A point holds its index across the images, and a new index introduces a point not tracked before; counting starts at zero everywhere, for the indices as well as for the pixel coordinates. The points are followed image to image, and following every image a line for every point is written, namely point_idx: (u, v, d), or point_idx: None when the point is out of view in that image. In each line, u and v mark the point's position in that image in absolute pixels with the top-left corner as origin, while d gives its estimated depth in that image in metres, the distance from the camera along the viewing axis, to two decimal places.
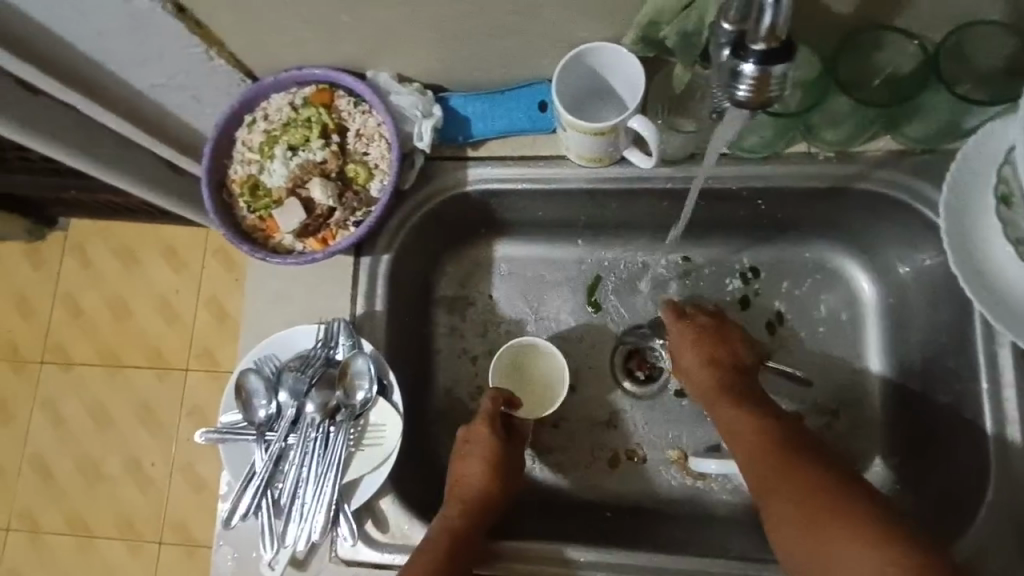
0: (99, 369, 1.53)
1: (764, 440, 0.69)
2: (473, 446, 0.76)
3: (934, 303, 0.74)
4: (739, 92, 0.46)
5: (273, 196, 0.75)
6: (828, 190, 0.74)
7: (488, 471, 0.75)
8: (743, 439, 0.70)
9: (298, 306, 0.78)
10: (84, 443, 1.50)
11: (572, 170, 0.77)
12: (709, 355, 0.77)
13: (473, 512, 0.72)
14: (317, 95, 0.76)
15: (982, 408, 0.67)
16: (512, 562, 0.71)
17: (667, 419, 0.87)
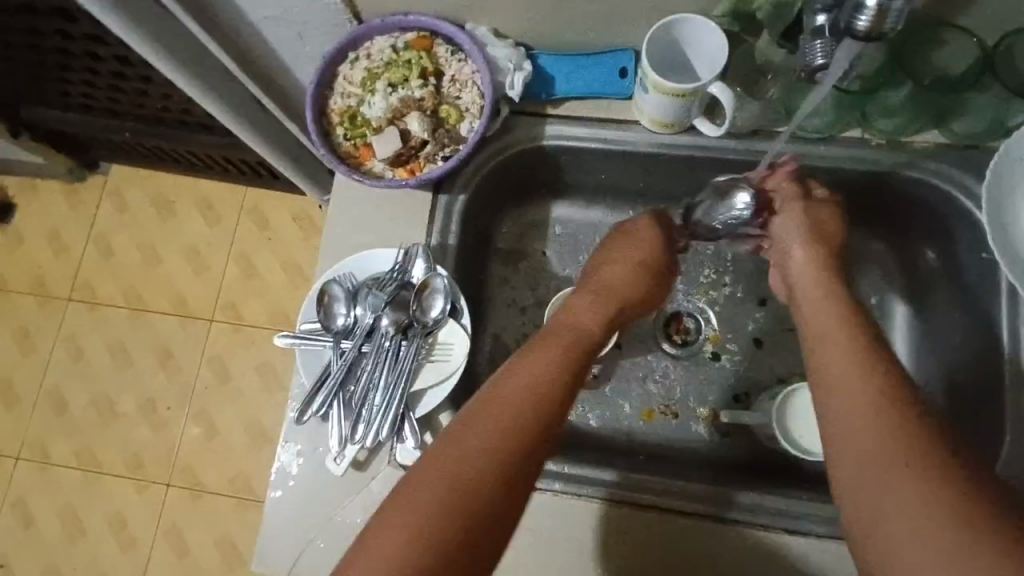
0: (124, 310, 1.56)
1: (866, 374, 0.61)
2: (621, 253, 0.81)
3: (960, 287, 0.80)
4: (859, 22, 0.55)
5: (371, 126, 0.82)
6: (876, 176, 0.81)
7: (561, 357, 0.68)
8: (846, 355, 0.63)
9: (377, 233, 0.84)
10: (103, 380, 1.52)
11: (639, 134, 0.84)
12: (822, 256, 0.75)
13: (602, 324, 0.75)
14: (418, 40, 0.82)
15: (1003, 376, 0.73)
16: (643, 491, 0.76)
17: (698, 379, 0.93)
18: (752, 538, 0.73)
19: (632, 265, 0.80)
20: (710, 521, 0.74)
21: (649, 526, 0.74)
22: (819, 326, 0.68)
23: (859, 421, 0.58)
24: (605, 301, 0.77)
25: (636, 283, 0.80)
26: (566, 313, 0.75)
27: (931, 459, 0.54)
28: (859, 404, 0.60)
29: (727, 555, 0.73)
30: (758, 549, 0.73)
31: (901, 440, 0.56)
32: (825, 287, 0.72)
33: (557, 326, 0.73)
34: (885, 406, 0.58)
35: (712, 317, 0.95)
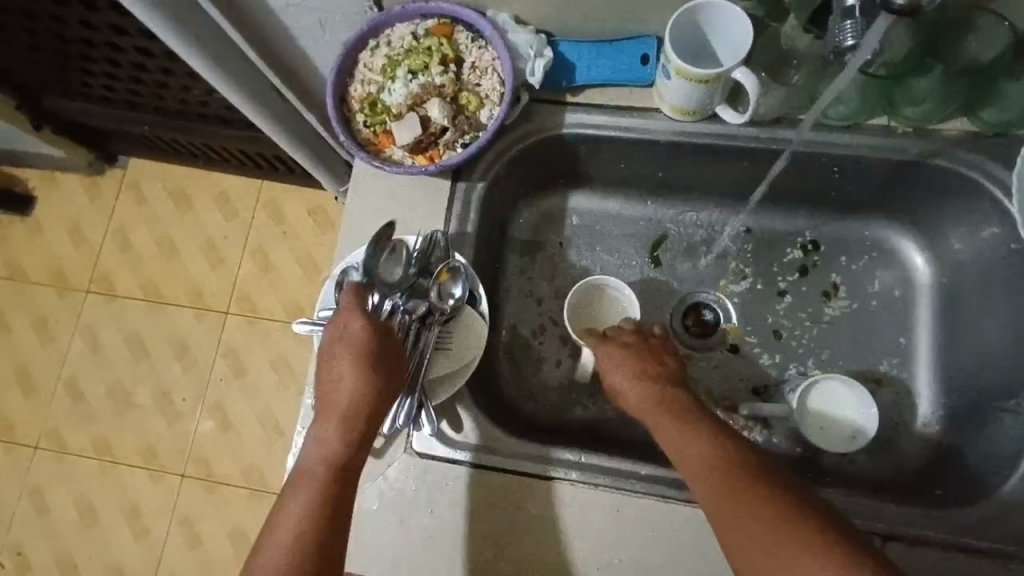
0: (141, 302, 1.57)
1: (721, 478, 0.63)
2: (339, 354, 0.73)
3: (988, 279, 0.79)
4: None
5: (391, 113, 0.82)
6: (903, 166, 0.79)
7: (315, 488, 0.66)
8: (699, 468, 0.65)
9: (396, 220, 0.84)
10: (120, 371, 1.54)
11: (659, 122, 0.84)
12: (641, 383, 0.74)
13: (353, 439, 0.70)
14: (439, 27, 0.82)
15: None
16: (596, 475, 0.75)
17: (715, 372, 0.92)
18: None
19: (354, 368, 0.71)
20: None
21: (667, 518, 0.73)
22: (670, 443, 0.68)
23: (734, 520, 0.60)
24: (350, 411, 0.70)
25: (365, 399, 0.71)
26: (313, 445, 0.70)
27: (787, 554, 0.56)
28: (720, 520, 0.61)
29: None
30: None
31: (767, 550, 0.58)
32: (655, 401, 0.72)
33: (317, 454, 0.69)
34: (733, 512, 0.61)
35: (731, 309, 0.94)
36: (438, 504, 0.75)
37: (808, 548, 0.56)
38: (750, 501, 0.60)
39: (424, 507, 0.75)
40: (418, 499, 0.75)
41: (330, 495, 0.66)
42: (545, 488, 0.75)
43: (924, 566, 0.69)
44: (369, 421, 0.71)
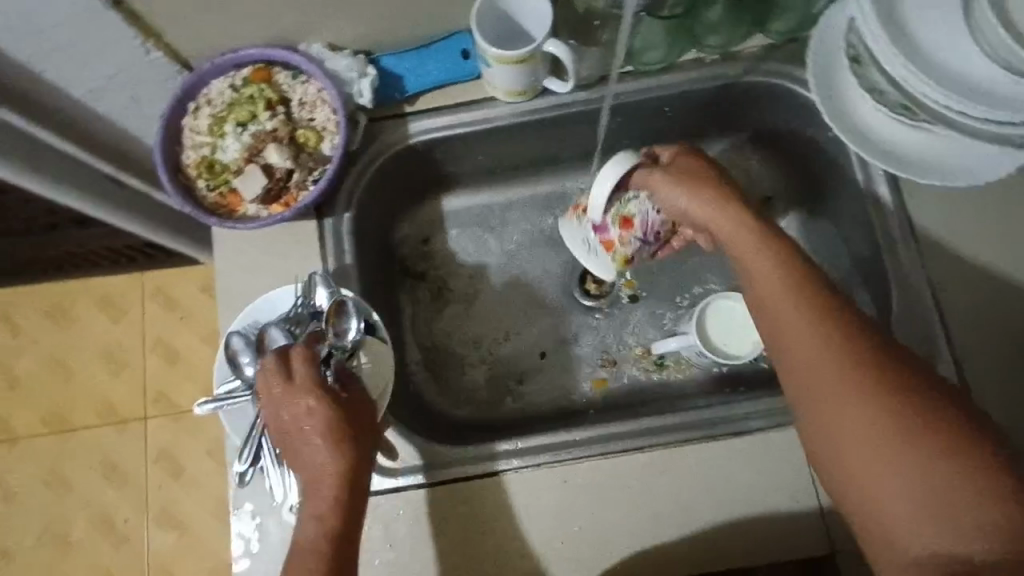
0: (48, 437, 1.45)
1: (839, 348, 0.61)
2: (307, 414, 0.68)
3: (822, 168, 0.86)
4: None
5: (231, 171, 0.80)
6: (722, 90, 0.85)
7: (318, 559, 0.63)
8: (810, 331, 0.62)
9: (269, 275, 0.81)
10: (46, 516, 1.41)
11: (501, 108, 0.86)
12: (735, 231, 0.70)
13: (346, 507, 0.66)
14: (255, 73, 0.81)
15: (877, 239, 0.80)
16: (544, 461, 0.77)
17: (622, 326, 0.96)
18: (710, 448, 0.77)
19: (330, 444, 0.68)
20: (667, 448, 0.77)
21: (613, 473, 0.76)
22: (773, 307, 0.66)
23: (844, 398, 0.59)
24: (334, 474, 0.67)
25: (345, 464, 0.67)
26: (309, 520, 0.66)
27: (897, 417, 0.57)
28: (829, 378, 0.60)
29: (691, 472, 0.76)
30: (717, 459, 0.76)
31: (875, 417, 0.57)
32: (753, 262, 0.68)
33: (310, 524, 0.66)
34: (847, 375, 0.59)
35: None
36: (396, 536, 0.75)
37: (909, 412, 0.57)
38: (861, 364, 0.59)
39: (383, 543, 0.74)
40: (374, 538, 0.74)
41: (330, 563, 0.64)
42: (491, 485, 0.76)
43: None
44: (354, 482, 0.68)
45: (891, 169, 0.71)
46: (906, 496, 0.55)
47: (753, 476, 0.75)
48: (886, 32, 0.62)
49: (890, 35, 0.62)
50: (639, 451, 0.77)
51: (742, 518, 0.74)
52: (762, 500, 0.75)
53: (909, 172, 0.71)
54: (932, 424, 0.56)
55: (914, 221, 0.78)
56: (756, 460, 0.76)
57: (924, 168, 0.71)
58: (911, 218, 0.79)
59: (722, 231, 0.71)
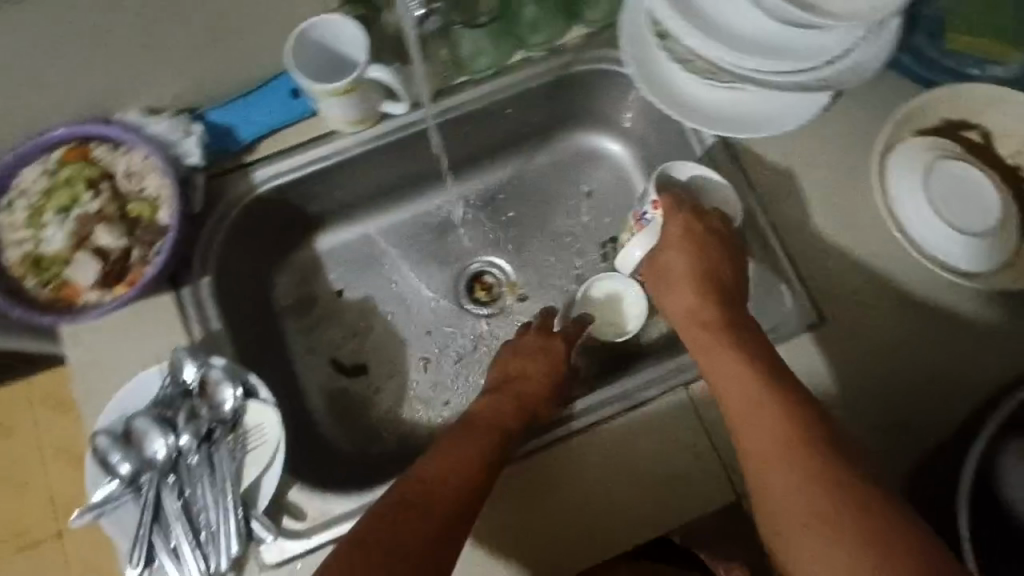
0: None
1: (780, 425, 0.59)
2: (527, 369, 0.78)
3: (668, 137, 0.89)
4: None
5: (61, 260, 0.74)
6: (556, 83, 0.88)
7: (456, 478, 0.63)
8: (749, 410, 0.62)
9: (129, 360, 0.76)
10: None
11: (346, 140, 0.84)
12: (688, 295, 0.74)
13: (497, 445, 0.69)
14: (68, 154, 0.75)
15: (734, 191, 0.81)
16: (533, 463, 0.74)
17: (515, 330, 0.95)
18: (612, 430, 0.75)
19: (519, 395, 0.75)
20: (571, 437, 0.75)
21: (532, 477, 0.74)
22: (718, 378, 0.66)
23: (782, 480, 0.57)
24: (496, 421, 0.72)
25: (517, 415, 0.73)
26: (465, 437, 0.68)
27: (816, 489, 0.55)
28: (761, 445, 0.59)
29: (598, 457, 0.74)
30: (621, 439, 0.75)
31: (803, 486, 0.55)
32: (707, 328, 0.71)
33: (477, 445, 0.67)
34: (776, 440, 0.59)
35: (503, 263, 0.97)
36: None
37: (849, 507, 0.52)
38: (803, 448, 0.57)
39: None
40: None
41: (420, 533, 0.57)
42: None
43: None
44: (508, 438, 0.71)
45: (716, 131, 0.75)
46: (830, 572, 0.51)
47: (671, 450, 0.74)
48: (674, 8, 0.65)
49: (677, 10, 0.65)
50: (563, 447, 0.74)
51: (668, 493, 0.73)
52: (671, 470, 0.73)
53: (734, 131, 0.75)
54: (857, 502, 0.53)
55: (751, 171, 0.81)
56: (657, 430, 0.75)
57: (745, 124, 0.75)
58: (746, 170, 0.81)
59: (677, 297, 0.75)
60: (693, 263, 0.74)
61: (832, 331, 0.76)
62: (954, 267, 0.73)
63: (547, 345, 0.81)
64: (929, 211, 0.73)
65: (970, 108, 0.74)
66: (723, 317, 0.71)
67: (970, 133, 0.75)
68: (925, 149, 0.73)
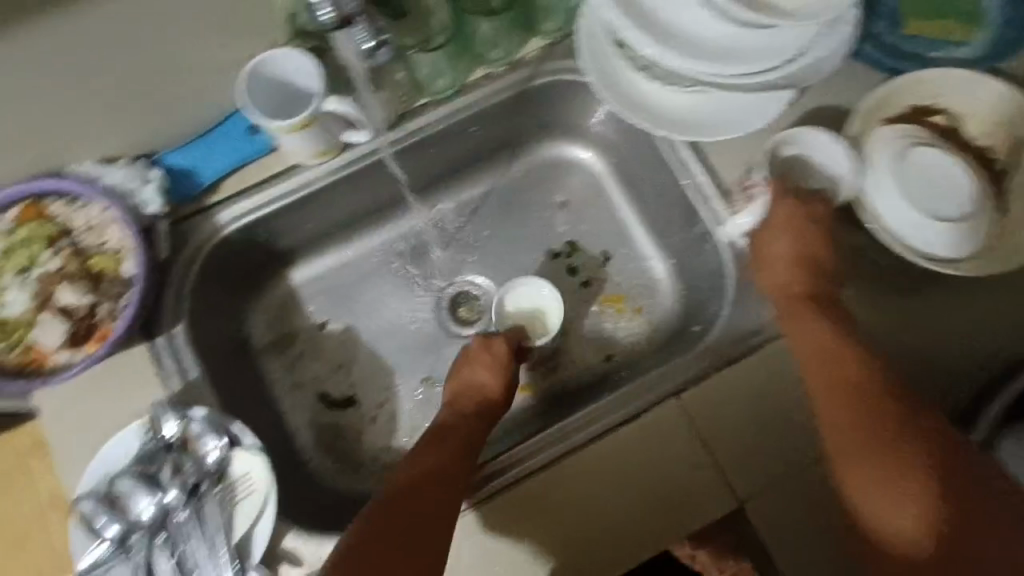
0: None
1: (864, 377, 0.66)
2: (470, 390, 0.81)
3: (637, 143, 0.89)
4: (321, 13, 0.63)
5: (25, 322, 0.72)
6: (520, 97, 0.86)
7: (399, 499, 0.66)
8: (834, 365, 0.67)
9: (104, 420, 0.73)
10: None
11: (311, 171, 0.82)
12: (787, 273, 0.74)
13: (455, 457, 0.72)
14: (23, 212, 0.73)
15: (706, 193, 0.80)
16: (533, 477, 0.73)
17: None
18: (609, 446, 0.74)
19: (473, 414, 0.78)
20: (570, 456, 0.74)
21: (528, 502, 0.73)
22: (803, 337, 0.70)
23: (864, 417, 0.63)
24: (455, 437, 0.74)
25: (475, 433, 0.76)
26: (416, 457, 0.72)
27: (899, 457, 0.60)
28: (841, 420, 0.64)
29: (597, 475, 0.73)
30: (618, 455, 0.74)
31: (877, 420, 0.63)
32: (798, 294, 0.73)
33: (416, 462, 0.71)
34: (862, 416, 0.63)
35: (482, 280, 0.95)
36: None
37: (915, 432, 0.61)
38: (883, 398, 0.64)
39: None
40: None
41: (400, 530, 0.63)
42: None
43: (730, 400, 0.74)
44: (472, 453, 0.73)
45: (682, 135, 0.74)
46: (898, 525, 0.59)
47: (662, 458, 0.74)
48: (622, 11, 0.65)
49: (626, 13, 0.65)
50: (565, 468, 0.73)
51: (665, 504, 0.73)
52: (671, 480, 0.73)
53: (701, 134, 0.75)
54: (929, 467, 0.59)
55: (720, 172, 0.80)
56: (653, 441, 0.74)
57: (710, 127, 0.75)
58: (716, 170, 0.80)
59: (771, 274, 0.76)
60: (792, 245, 0.75)
61: None
62: (933, 256, 0.71)
63: (491, 344, 0.84)
64: (897, 197, 0.72)
65: (934, 93, 0.74)
66: (819, 290, 0.73)
67: (936, 119, 0.75)
68: (890, 141, 0.73)
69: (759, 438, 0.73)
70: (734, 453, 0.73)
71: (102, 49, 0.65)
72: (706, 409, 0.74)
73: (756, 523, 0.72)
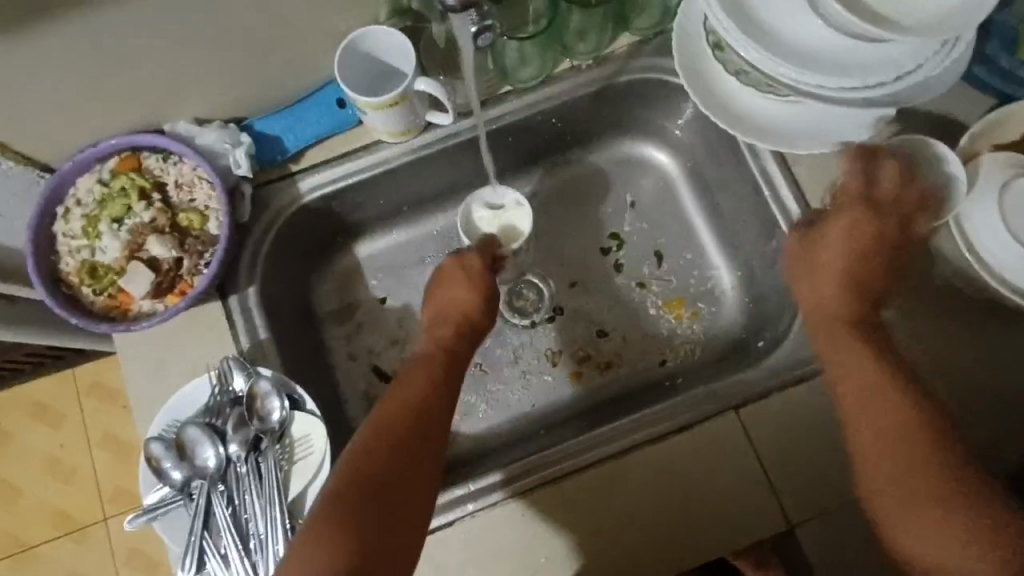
0: None
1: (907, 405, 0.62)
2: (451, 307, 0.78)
3: (715, 149, 0.87)
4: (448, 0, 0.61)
5: (115, 270, 0.76)
6: (603, 93, 0.86)
7: (392, 429, 0.63)
8: (872, 389, 0.64)
9: (178, 370, 0.77)
10: None
11: (390, 149, 0.83)
12: (834, 289, 0.71)
13: (435, 382, 0.69)
14: (121, 163, 0.77)
15: (786, 206, 0.78)
16: (577, 472, 0.74)
17: (557, 351, 0.93)
18: (662, 451, 0.74)
19: (449, 333, 0.76)
20: (622, 456, 0.74)
21: (575, 497, 0.73)
22: (841, 356, 0.67)
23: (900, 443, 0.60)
24: (432, 360, 0.72)
25: (449, 348, 0.74)
26: (401, 386, 0.68)
27: (932, 463, 0.59)
28: (890, 421, 0.61)
29: (647, 479, 0.73)
30: (670, 462, 0.74)
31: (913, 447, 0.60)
32: (838, 316, 0.70)
33: (401, 390, 0.67)
34: (903, 417, 0.61)
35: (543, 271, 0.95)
36: None
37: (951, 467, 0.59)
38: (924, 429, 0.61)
39: None
40: None
41: (388, 477, 0.59)
42: (437, 537, 0.73)
43: (789, 418, 0.73)
44: (450, 376, 0.71)
45: (774, 145, 0.72)
46: (938, 538, 0.57)
47: (714, 468, 0.73)
48: (731, 17, 0.63)
49: (734, 19, 0.63)
50: (613, 467, 0.74)
51: (714, 516, 0.72)
52: (722, 492, 0.72)
53: (792, 145, 0.73)
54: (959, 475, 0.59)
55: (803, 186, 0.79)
56: (707, 452, 0.73)
57: (803, 138, 0.73)
58: (799, 183, 0.79)
59: (812, 291, 0.72)
60: (836, 265, 0.72)
61: None
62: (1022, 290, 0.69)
63: (464, 262, 0.80)
64: (1005, 231, 0.68)
65: None
66: (862, 314, 0.70)
67: None
68: (1005, 165, 0.70)
69: (816, 460, 0.72)
70: (791, 472, 0.72)
71: (214, 16, 0.67)
72: (763, 424, 0.73)
73: (807, 550, 0.70)
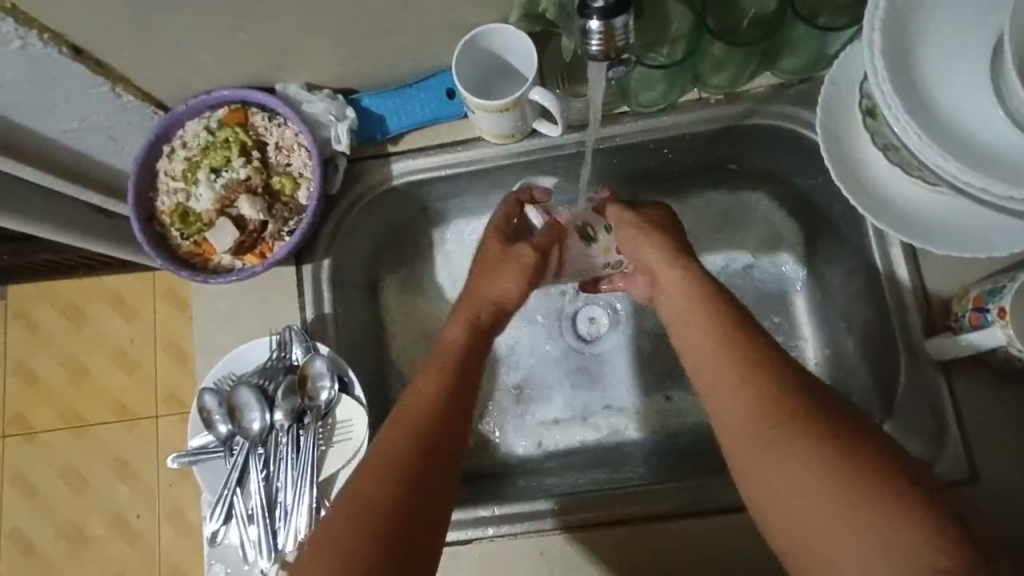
0: (12, 440, 1.30)
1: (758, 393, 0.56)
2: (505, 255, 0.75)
3: (834, 215, 0.80)
4: (591, 47, 0.52)
5: (204, 220, 0.78)
6: (726, 132, 0.79)
7: (415, 444, 0.58)
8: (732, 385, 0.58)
9: (246, 325, 0.79)
10: (20, 517, 1.28)
11: (489, 148, 0.80)
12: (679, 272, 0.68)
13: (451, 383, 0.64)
14: (230, 115, 0.77)
15: (900, 298, 0.71)
16: (609, 525, 0.72)
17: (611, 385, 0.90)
18: (696, 526, 0.71)
19: (464, 326, 0.70)
20: (654, 522, 0.71)
21: (600, 546, 0.71)
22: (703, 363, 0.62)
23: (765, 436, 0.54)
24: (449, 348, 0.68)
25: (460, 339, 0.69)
26: (416, 388, 0.64)
27: (787, 433, 0.53)
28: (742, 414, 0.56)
29: (673, 552, 0.70)
30: (704, 538, 0.70)
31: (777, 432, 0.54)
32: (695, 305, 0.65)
33: (416, 390, 0.63)
34: (741, 391, 0.57)
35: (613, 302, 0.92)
36: None
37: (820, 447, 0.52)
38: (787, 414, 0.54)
39: None
40: None
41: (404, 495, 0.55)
42: (450, 551, 0.72)
43: None
44: (466, 364, 0.67)
45: (914, 240, 0.64)
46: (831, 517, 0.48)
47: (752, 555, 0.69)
48: (898, 93, 0.55)
49: (903, 96, 0.55)
50: (643, 530, 0.71)
51: None
52: None
53: (934, 244, 0.64)
54: (818, 435, 0.52)
55: (927, 281, 0.71)
56: (750, 541, 0.70)
57: (947, 237, 0.64)
58: (923, 276, 0.71)
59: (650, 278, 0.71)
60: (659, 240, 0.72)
61: (981, 492, 0.66)
62: None
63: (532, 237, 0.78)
64: None
65: None
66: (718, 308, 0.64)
67: None
68: None
69: None
70: None
71: None
72: None
73: None
